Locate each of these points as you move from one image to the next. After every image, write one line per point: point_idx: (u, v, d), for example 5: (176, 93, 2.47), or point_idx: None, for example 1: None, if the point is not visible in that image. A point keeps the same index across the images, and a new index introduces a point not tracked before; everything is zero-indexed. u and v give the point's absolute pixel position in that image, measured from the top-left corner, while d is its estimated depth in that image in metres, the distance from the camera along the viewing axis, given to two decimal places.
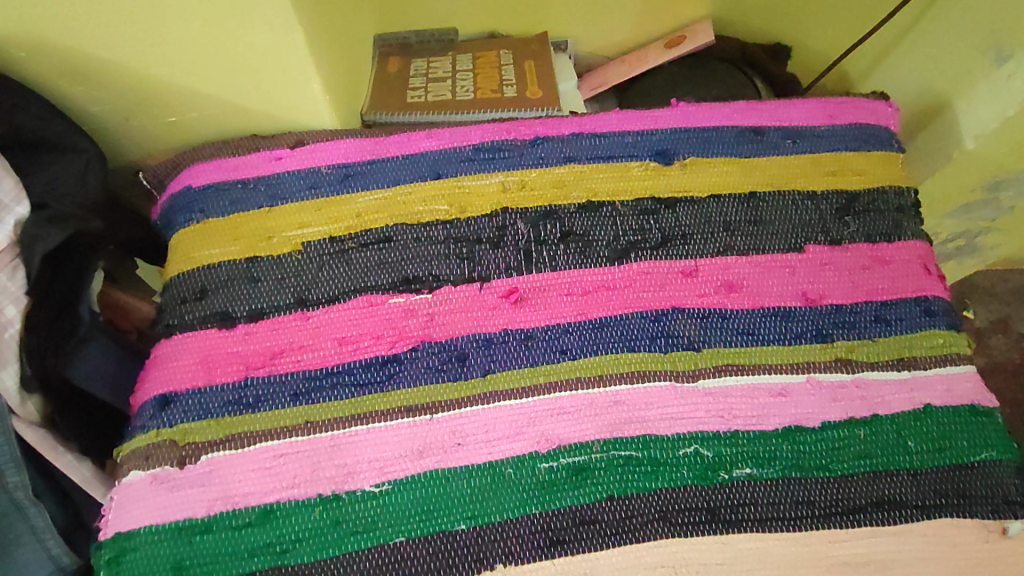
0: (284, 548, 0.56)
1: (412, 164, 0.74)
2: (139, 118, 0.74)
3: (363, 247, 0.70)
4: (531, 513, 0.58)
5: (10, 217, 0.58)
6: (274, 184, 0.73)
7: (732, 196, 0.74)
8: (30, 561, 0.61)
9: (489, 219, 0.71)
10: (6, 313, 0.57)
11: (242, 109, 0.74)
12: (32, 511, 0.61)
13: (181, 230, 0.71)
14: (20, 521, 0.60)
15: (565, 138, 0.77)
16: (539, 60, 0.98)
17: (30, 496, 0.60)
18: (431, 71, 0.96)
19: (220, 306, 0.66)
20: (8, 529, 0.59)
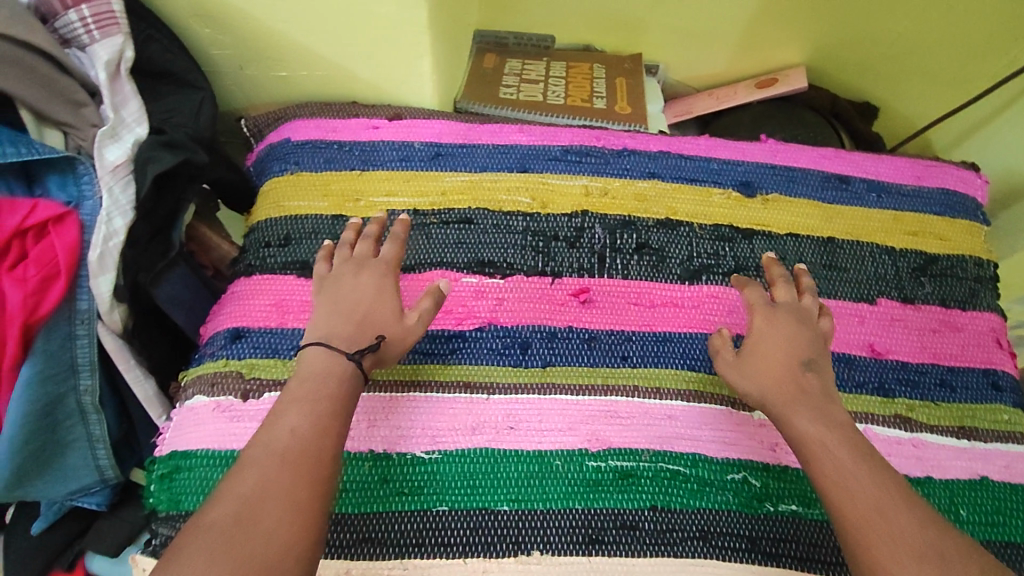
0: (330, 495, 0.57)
1: (501, 154, 0.76)
2: (253, 68, 0.78)
3: (444, 225, 0.71)
4: (574, 508, 0.58)
5: (129, 135, 0.63)
6: (368, 150, 0.75)
7: (811, 237, 0.74)
8: (78, 464, 0.66)
9: (568, 218, 0.73)
10: (114, 224, 0.60)
11: (349, 75, 0.77)
12: (92, 419, 0.65)
13: (274, 179, 0.75)
14: (79, 426, 0.64)
15: (653, 154, 0.77)
16: (631, 78, 0.98)
17: (96, 404, 0.65)
18: (525, 72, 0.98)
19: (301, 255, 0.69)
20: (67, 431, 0.64)
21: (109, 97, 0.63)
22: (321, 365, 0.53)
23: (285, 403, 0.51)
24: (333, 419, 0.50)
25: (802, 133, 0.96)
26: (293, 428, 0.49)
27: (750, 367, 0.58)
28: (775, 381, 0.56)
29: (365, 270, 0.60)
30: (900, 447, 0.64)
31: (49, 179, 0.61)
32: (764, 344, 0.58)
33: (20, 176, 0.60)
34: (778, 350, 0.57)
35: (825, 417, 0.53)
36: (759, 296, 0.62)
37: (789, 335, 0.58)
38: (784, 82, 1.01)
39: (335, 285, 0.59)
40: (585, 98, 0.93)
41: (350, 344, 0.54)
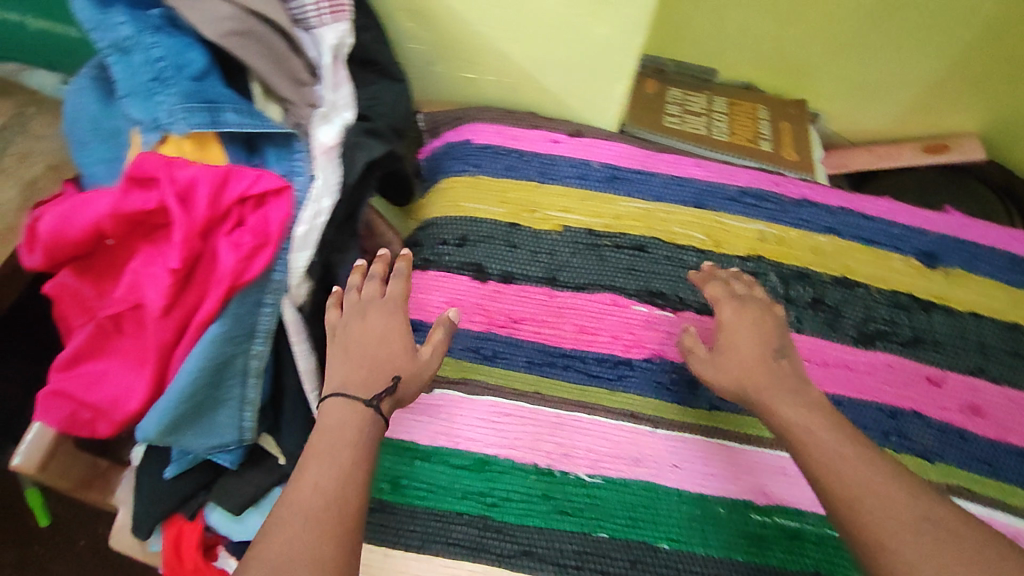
0: (494, 502, 0.59)
1: (676, 186, 0.76)
2: (444, 67, 0.79)
3: (617, 248, 0.71)
4: (736, 559, 0.57)
5: (339, 119, 0.65)
6: (547, 163, 0.76)
7: (993, 320, 0.71)
8: (223, 424, 0.64)
9: (743, 261, 0.71)
10: (323, 204, 0.62)
11: (539, 88, 0.77)
12: (249, 382, 0.65)
13: (452, 178, 0.76)
14: (236, 387, 0.64)
15: (832, 209, 0.76)
16: (794, 122, 0.97)
17: (258, 368, 0.65)
18: (686, 102, 0.98)
19: (477, 257, 0.70)
20: (223, 389, 0.63)
21: (329, 82, 0.66)
22: (339, 417, 0.52)
23: (315, 453, 0.50)
24: (358, 471, 0.49)
25: (968, 206, 0.93)
26: (316, 484, 0.48)
27: (715, 365, 0.58)
28: (744, 375, 0.56)
29: (372, 312, 0.60)
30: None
31: (267, 151, 0.64)
32: (738, 342, 0.58)
33: (242, 144, 0.63)
34: (754, 365, 0.56)
35: (805, 401, 0.53)
36: (729, 317, 0.60)
37: (755, 345, 0.57)
38: (956, 150, 0.97)
39: (351, 323, 0.59)
40: (749, 138, 0.92)
41: (368, 389, 0.54)
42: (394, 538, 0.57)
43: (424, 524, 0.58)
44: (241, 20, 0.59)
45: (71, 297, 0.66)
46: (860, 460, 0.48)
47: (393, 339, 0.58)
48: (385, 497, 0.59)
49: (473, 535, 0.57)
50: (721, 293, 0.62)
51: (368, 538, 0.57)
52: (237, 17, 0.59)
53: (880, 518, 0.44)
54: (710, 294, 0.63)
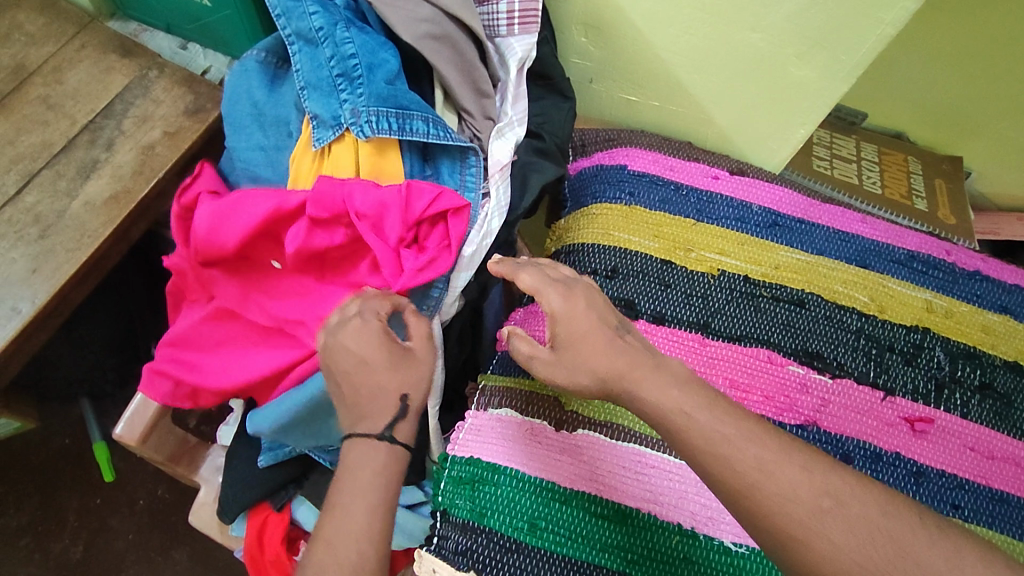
0: (634, 559, 0.55)
1: (841, 241, 0.71)
2: (607, 87, 0.76)
3: (774, 300, 0.67)
4: None
5: (511, 134, 0.63)
6: (705, 200, 0.72)
7: None
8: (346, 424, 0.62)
9: (906, 331, 0.67)
10: (491, 225, 0.60)
11: (707, 120, 0.74)
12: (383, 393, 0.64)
13: (604, 203, 0.73)
14: None
15: (1006, 287, 0.70)
16: (951, 182, 0.90)
17: None
18: (835, 146, 0.93)
19: (627, 292, 0.67)
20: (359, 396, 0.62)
21: (509, 95, 0.63)
22: (360, 460, 0.46)
23: (331, 501, 0.45)
24: (380, 522, 0.44)
25: None
26: (328, 540, 0.42)
27: (573, 366, 0.49)
28: (591, 374, 0.48)
29: (349, 334, 0.50)
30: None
31: (440, 162, 0.62)
32: (568, 337, 0.49)
33: (419, 151, 0.61)
34: (584, 352, 0.48)
35: (675, 380, 0.46)
36: (553, 300, 0.50)
37: (587, 333, 0.49)
38: None
39: (343, 335, 0.50)
40: (903, 194, 0.87)
41: (372, 426, 0.47)
42: None
43: (561, 572, 0.54)
44: (438, 23, 0.59)
45: (189, 276, 0.62)
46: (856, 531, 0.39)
47: (389, 360, 0.50)
48: (521, 538, 0.56)
49: None
50: (535, 277, 0.51)
51: None
52: (436, 20, 0.59)
53: (789, 510, 0.39)
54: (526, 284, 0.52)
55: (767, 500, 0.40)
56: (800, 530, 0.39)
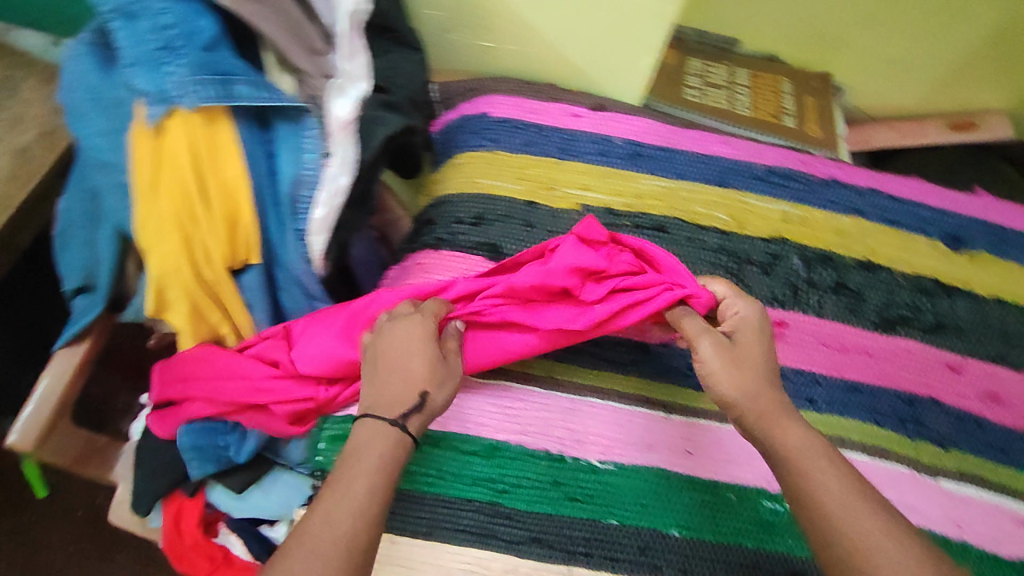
0: (504, 488, 0.57)
1: (701, 163, 0.73)
2: (463, 35, 0.75)
3: (637, 228, 0.69)
4: (745, 546, 0.56)
5: (355, 89, 0.61)
6: (567, 138, 0.73)
7: (1016, 307, 0.70)
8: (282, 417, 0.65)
9: (765, 243, 0.70)
10: (340, 183, 0.58)
11: (561, 60, 0.74)
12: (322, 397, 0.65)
13: (468, 152, 0.73)
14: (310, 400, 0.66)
15: (860, 190, 0.73)
16: (820, 98, 0.93)
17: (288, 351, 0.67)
18: (708, 75, 0.94)
19: (493, 237, 0.68)
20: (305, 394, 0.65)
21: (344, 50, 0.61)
22: (367, 439, 0.47)
23: (341, 469, 0.45)
24: (377, 516, 0.43)
25: None
26: (327, 509, 0.42)
27: (721, 369, 0.50)
28: (747, 373, 0.50)
29: (394, 325, 0.53)
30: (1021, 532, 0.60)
31: (280, 127, 0.60)
32: (745, 345, 0.52)
33: (255, 119, 0.59)
34: (735, 362, 0.51)
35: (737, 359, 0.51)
36: (739, 315, 0.54)
37: (738, 347, 0.52)
38: (981, 128, 0.94)
39: (380, 335, 0.53)
40: (773, 113, 0.88)
41: (397, 404, 0.49)
42: (402, 524, 0.55)
43: (432, 510, 0.56)
44: None
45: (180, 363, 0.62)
46: (835, 470, 0.45)
47: (428, 368, 0.51)
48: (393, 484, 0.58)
49: (481, 521, 0.56)
50: (730, 288, 0.56)
51: None
52: None
53: (848, 491, 0.43)
54: (688, 328, 0.54)
55: (818, 480, 0.44)
56: (836, 503, 0.43)
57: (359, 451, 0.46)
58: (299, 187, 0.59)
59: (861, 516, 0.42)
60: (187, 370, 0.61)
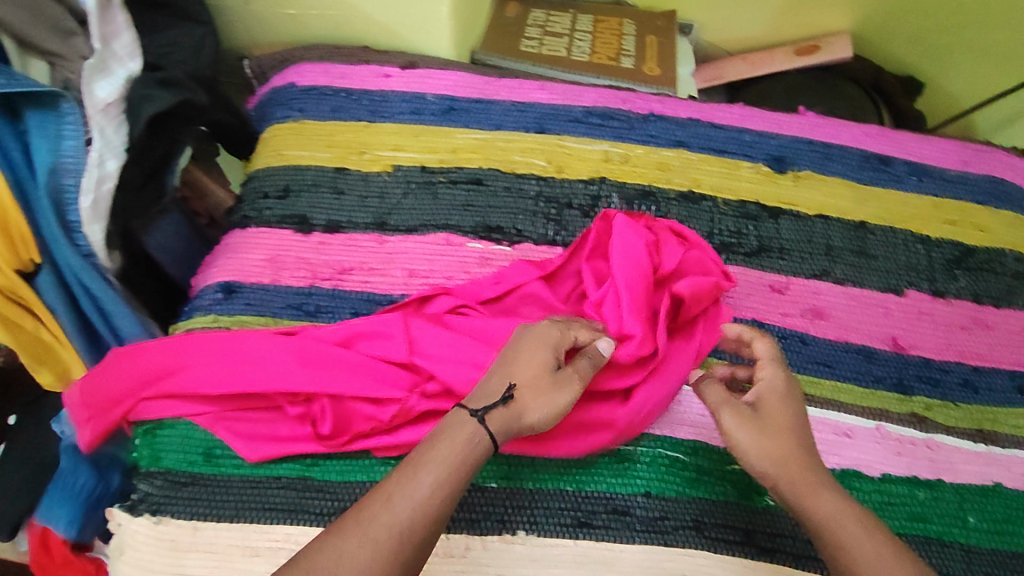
0: (313, 461, 0.56)
1: (518, 112, 0.71)
2: (260, 4, 0.72)
3: (452, 184, 0.68)
4: (566, 489, 0.57)
5: (123, 71, 0.57)
6: (377, 100, 0.70)
7: (841, 220, 0.70)
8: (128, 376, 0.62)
9: (584, 184, 0.68)
10: (107, 168, 0.55)
11: (365, 19, 0.73)
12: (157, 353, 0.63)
13: (275, 125, 0.70)
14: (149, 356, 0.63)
15: (682, 121, 0.73)
16: (662, 36, 0.91)
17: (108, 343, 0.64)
18: (549, 25, 0.90)
19: (301, 208, 0.66)
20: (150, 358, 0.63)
21: (97, 25, 0.56)
22: (448, 429, 0.46)
23: (413, 457, 0.44)
24: (443, 498, 0.43)
25: (838, 106, 0.91)
26: (390, 493, 0.42)
27: (753, 442, 0.49)
28: (536, 397, 0.48)
29: (524, 352, 0.50)
30: (842, 442, 0.61)
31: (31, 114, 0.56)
32: (517, 359, 0.50)
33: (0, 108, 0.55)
34: (545, 394, 0.48)
35: (767, 423, 0.50)
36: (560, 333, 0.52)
37: (538, 365, 0.49)
38: (824, 51, 0.95)
39: (523, 339, 0.51)
40: (612, 56, 0.86)
41: (475, 401, 0.48)
42: (207, 509, 0.55)
43: (239, 492, 0.55)
44: None
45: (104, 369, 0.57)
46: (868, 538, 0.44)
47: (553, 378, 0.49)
48: (198, 470, 0.56)
49: (291, 497, 0.55)
50: (771, 350, 0.54)
51: (176, 513, 0.55)
52: None
53: (813, 507, 0.46)
54: (709, 398, 0.52)
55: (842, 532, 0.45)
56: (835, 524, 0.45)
57: (449, 458, 0.44)
58: (60, 176, 0.56)
59: (859, 534, 0.44)
60: (97, 383, 0.57)
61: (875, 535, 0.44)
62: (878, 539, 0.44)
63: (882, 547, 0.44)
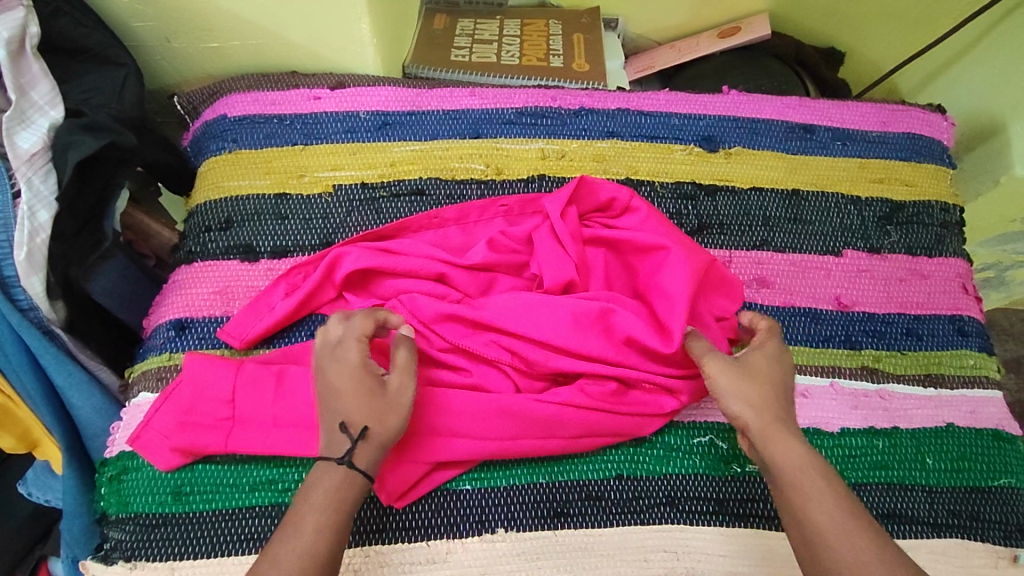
0: (286, 486, 0.56)
1: (452, 120, 0.72)
2: (181, 41, 0.72)
3: (395, 197, 0.68)
4: (537, 482, 0.58)
5: (44, 120, 0.57)
6: (311, 123, 0.71)
7: (774, 191, 0.72)
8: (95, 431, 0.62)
9: (525, 183, 0.70)
10: (38, 219, 0.55)
11: (288, 43, 0.73)
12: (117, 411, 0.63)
13: (211, 157, 0.70)
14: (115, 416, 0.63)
15: (611, 112, 0.74)
16: (589, 33, 0.94)
17: None
18: (478, 32, 0.92)
19: (245, 238, 0.65)
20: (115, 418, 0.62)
21: (10, 76, 0.56)
22: (318, 473, 0.48)
23: (294, 508, 0.47)
24: (334, 539, 0.46)
25: (764, 83, 0.94)
26: (275, 555, 0.44)
27: (733, 388, 0.53)
28: (381, 420, 0.49)
29: (332, 369, 0.51)
30: (799, 403, 0.63)
31: None
32: (335, 397, 0.50)
33: None
34: (387, 413, 0.49)
35: (743, 375, 0.53)
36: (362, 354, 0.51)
37: (361, 392, 0.49)
38: (745, 31, 0.98)
39: (324, 369, 0.51)
40: (541, 57, 0.89)
41: (333, 448, 0.48)
42: (181, 549, 0.54)
43: (212, 528, 0.54)
44: None
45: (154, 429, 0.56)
46: (839, 517, 0.46)
47: (368, 393, 0.50)
48: (168, 510, 0.55)
49: (265, 526, 0.55)
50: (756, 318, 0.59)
51: (151, 557, 0.54)
52: None
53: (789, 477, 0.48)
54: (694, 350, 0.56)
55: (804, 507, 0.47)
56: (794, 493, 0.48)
57: (318, 500, 0.46)
58: None
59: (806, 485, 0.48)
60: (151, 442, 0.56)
61: (832, 485, 0.48)
62: (832, 492, 0.47)
63: (832, 508, 0.46)
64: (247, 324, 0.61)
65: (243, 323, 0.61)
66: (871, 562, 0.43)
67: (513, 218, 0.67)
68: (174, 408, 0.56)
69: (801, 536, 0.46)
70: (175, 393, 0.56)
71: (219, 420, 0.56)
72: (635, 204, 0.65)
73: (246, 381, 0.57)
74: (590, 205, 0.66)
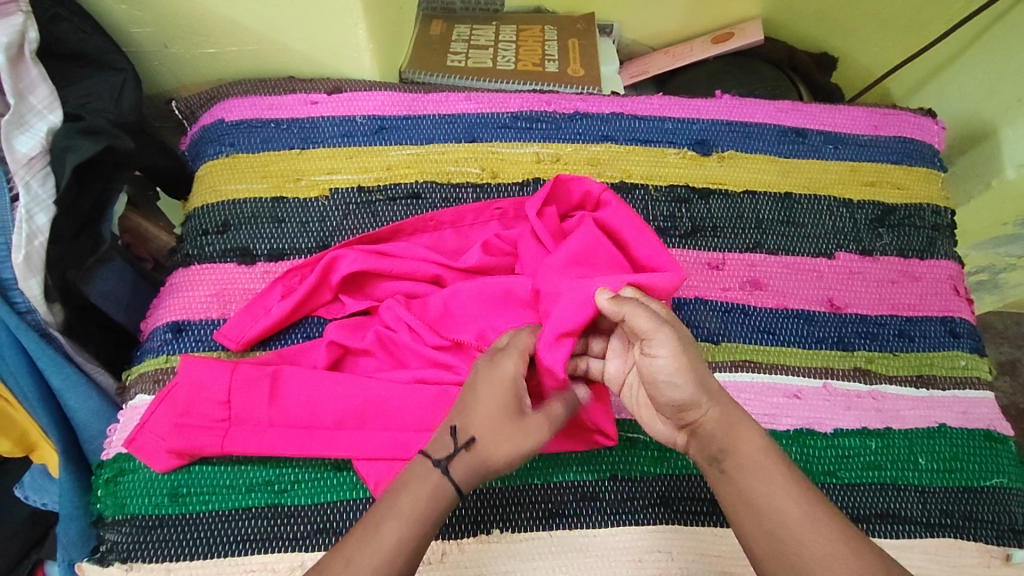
0: (283, 488, 0.56)
1: (447, 124, 0.73)
2: (179, 46, 0.73)
3: (390, 200, 0.69)
4: (532, 483, 0.58)
5: (43, 124, 0.58)
6: (307, 127, 0.71)
7: (767, 194, 0.73)
8: (93, 433, 0.62)
9: (520, 187, 0.70)
10: (36, 222, 0.55)
11: (285, 49, 0.74)
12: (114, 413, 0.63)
13: (209, 161, 0.70)
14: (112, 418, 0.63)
15: (605, 116, 0.75)
16: (584, 38, 0.94)
17: None
18: (474, 38, 0.93)
19: (241, 241, 0.66)
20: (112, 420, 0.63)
21: (9, 81, 0.56)
22: (409, 476, 0.47)
23: (376, 512, 0.45)
24: (415, 545, 0.44)
25: (757, 88, 0.95)
26: (349, 558, 0.43)
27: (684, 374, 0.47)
28: (490, 440, 0.47)
29: (484, 371, 0.50)
30: (792, 404, 0.63)
31: None
32: (472, 399, 0.49)
33: None
34: (508, 436, 0.48)
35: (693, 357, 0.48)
36: (518, 370, 0.50)
37: (498, 404, 0.48)
38: (739, 37, 0.99)
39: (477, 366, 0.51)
40: (536, 62, 0.90)
41: (443, 446, 0.48)
42: (178, 550, 0.54)
43: (208, 529, 0.55)
44: None
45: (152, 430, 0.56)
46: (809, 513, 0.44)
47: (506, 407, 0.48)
48: (165, 511, 0.55)
49: (262, 527, 0.55)
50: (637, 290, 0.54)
51: (148, 558, 0.54)
52: None
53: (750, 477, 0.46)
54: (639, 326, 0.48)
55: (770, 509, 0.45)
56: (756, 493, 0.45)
57: (400, 511, 0.45)
58: None
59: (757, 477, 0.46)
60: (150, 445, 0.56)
61: (791, 472, 0.46)
62: (793, 480, 0.46)
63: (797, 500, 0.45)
64: (244, 326, 0.61)
65: (240, 325, 0.61)
66: (841, 552, 0.42)
67: (507, 221, 0.67)
68: (174, 410, 0.56)
69: (767, 534, 0.44)
70: (174, 392, 0.57)
71: (218, 420, 0.56)
72: (605, 198, 0.65)
73: (245, 382, 0.57)
74: (571, 203, 0.67)
